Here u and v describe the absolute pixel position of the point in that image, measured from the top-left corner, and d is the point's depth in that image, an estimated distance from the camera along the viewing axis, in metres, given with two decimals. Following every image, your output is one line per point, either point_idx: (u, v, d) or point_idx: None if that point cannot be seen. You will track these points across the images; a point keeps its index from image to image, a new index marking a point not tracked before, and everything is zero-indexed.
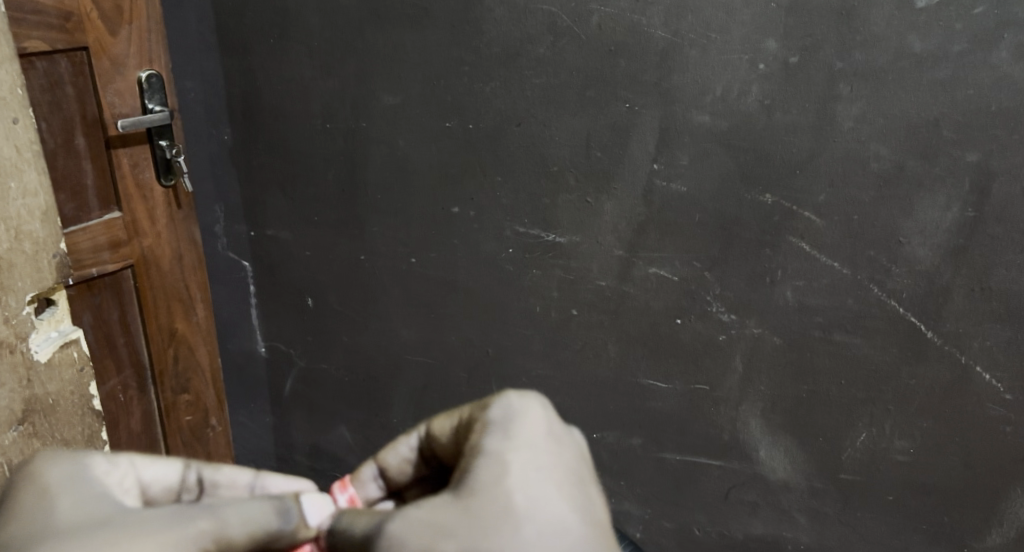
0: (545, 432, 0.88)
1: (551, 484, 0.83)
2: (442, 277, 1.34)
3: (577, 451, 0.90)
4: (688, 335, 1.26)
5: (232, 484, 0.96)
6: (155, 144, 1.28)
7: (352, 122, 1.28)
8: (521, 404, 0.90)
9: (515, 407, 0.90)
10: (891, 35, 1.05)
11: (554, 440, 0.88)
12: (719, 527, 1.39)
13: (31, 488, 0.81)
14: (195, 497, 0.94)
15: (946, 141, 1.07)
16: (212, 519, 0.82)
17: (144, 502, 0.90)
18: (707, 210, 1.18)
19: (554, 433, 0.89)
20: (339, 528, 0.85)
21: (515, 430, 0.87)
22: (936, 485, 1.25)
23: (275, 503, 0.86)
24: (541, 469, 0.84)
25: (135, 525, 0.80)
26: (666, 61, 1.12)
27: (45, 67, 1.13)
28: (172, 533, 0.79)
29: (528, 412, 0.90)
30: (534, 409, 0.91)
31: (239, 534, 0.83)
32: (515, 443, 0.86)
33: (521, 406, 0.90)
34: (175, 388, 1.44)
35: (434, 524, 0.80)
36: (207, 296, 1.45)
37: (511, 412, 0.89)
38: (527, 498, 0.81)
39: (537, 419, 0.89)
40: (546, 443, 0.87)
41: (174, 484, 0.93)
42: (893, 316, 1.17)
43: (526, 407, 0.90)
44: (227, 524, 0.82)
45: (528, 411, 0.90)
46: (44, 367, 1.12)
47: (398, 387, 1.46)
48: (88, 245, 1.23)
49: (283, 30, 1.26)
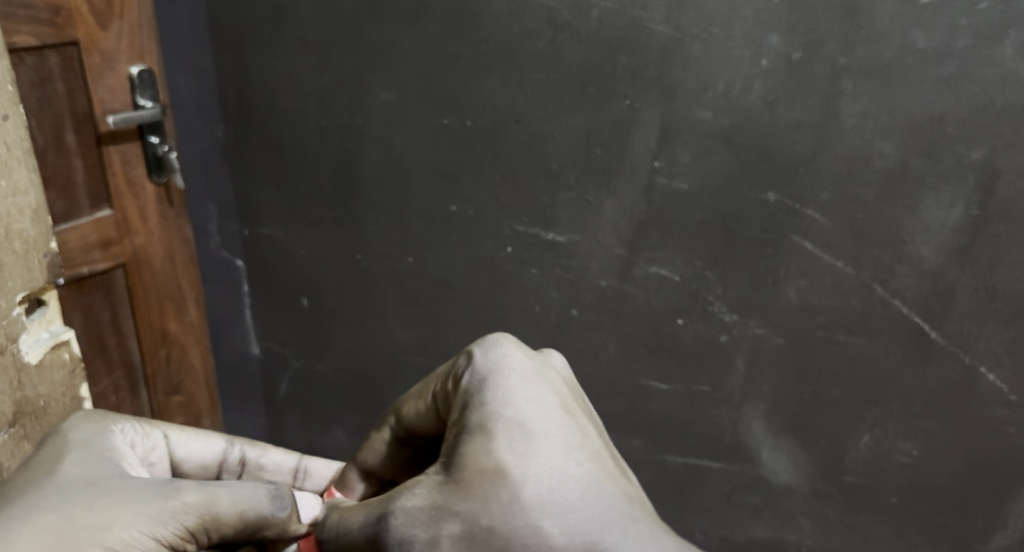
0: (524, 376, 0.85)
1: (541, 432, 0.81)
2: (439, 276, 1.32)
3: (561, 383, 0.88)
4: (689, 336, 1.24)
5: (276, 469, 1.03)
6: (147, 140, 1.26)
7: (348, 118, 1.26)
8: (496, 354, 0.87)
9: (492, 359, 0.86)
10: (895, 30, 1.03)
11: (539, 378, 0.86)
12: (720, 530, 1.38)
13: (49, 447, 0.85)
14: (235, 476, 1.00)
15: (951, 138, 1.05)
16: (201, 495, 0.82)
17: (179, 474, 0.97)
18: (709, 208, 1.16)
19: (534, 371, 0.87)
20: (345, 529, 0.85)
21: (494, 386, 0.84)
22: (939, 486, 1.24)
23: (270, 488, 0.87)
24: (529, 419, 0.82)
25: (127, 490, 0.81)
26: (667, 57, 1.10)
27: (34, 63, 1.12)
28: (157, 505, 0.80)
29: (505, 357, 0.86)
30: (510, 354, 0.87)
31: (230, 511, 0.83)
32: (494, 401, 0.83)
33: (496, 355, 0.87)
34: (167, 389, 1.42)
35: (432, 504, 0.80)
36: (199, 296, 1.43)
37: (487, 366, 0.86)
38: (519, 453, 0.80)
39: (515, 365, 0.86)
40: (528, 389, 0.84)
41: (213, 462, 0.99)
42: (897, 316, 1.15)
43: (503, 355, 0.87)
44: (216, 500, 0.83)
45: (503, 359, 0.86)
46: (35, 369, 1.09)
47: (394, 388, 1.44)
48: (77, 244, 1.22)
49: (277, 25, 1.24)
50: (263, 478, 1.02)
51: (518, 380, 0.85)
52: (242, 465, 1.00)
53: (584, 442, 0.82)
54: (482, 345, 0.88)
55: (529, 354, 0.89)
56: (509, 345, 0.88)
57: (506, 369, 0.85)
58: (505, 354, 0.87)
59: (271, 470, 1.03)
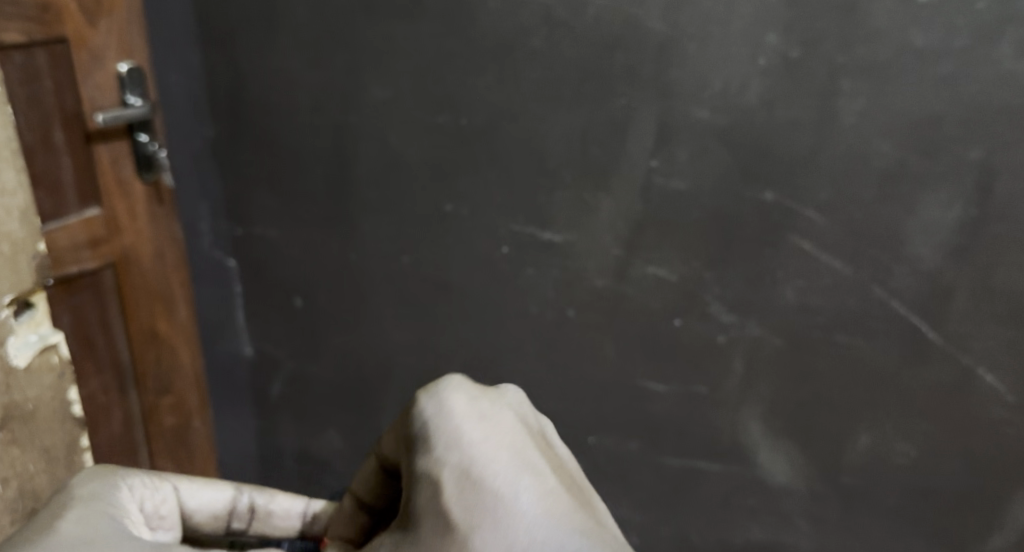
0: (470, 416, 0.86)
1: (487, 474, 0.81)
2: (434, 276, 1.31)
3: (513, 421, 0.88)
4: (686, 337, 1.23)
5: (285, 514, 0.99)
6: (136, 138, 1.25)
7: (342, 117, 1.25)
8: (439, 399, 0.87)
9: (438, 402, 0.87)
10: (893, 29, 1.02)
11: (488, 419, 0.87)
12: (718, 532, 1.36)
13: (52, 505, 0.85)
14: (245, 525, 0.97)
15: (949, 138, 1.05)
16: None
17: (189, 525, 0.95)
18: (706, 208, 1.15)
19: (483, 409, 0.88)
20: None
21: (441, 432, 0.85)
22: (937, 489, 1.22)
23: None
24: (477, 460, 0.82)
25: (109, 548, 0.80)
26: (663, 55, 1.10)
27: (22, 60, 1.09)
28: None
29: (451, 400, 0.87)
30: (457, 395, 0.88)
31: None
32: (440, 450, 0.84)
33: (440, 399, 0.87)
34: (157, 389, 1.40)
35: None
36: (189, 294, 1.42)
37: (432, 411, 0.87)
38: (464, 496, 0.80)
39: (461, 407, 0.87)
40: (475, 431, 0.85)
41: (221, 511, 0.96)
42: (895, 316, 1.14)
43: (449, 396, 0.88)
44: None
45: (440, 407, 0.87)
46: (23, 372, 1.09)
47: (388, 390, 1.43)
48: (67, 243, 1.20)
49: (271, 23, 1.23)
50: (272, 526, 0.99)
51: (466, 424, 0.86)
52: (250, 513, 0.97)
53: (530, 475, 0.82)
54: (425, 393, 0.89)
55: (479, 391, 0.90)
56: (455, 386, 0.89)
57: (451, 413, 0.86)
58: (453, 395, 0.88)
59: (287, 517, 0.99)
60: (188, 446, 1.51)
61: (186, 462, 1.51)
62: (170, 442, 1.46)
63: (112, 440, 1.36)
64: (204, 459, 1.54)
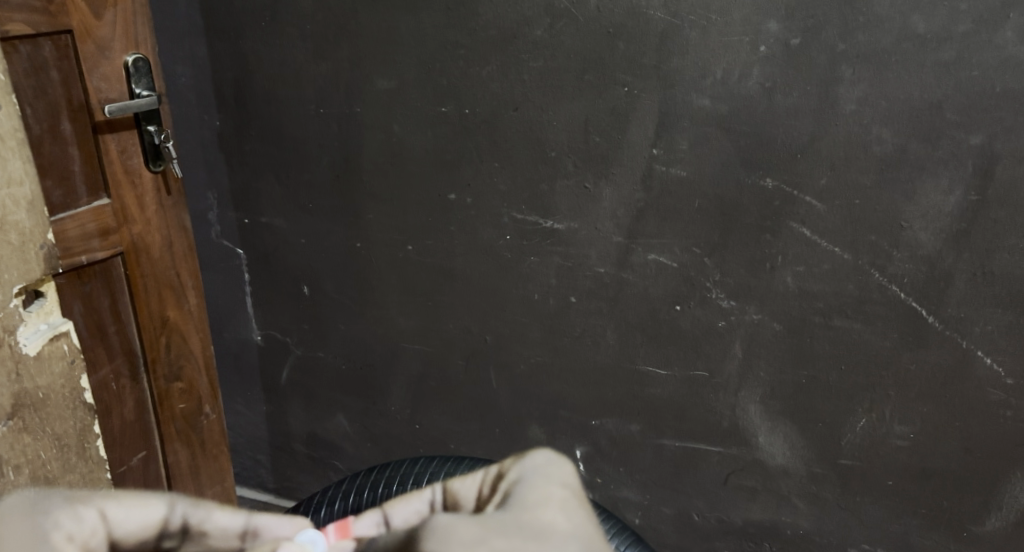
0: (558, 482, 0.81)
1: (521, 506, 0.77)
2: (440, 264, 1.33)
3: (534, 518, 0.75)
4: (687, 322, 1.25)
5: (222, 530, 0.84)
6: (143, 129, 1.18)
7: (346, 107, 1.27)
8: (548, 466, 0.84)
9: (527, 468, 0.84)
10: (894, 15, 1.03)
11: (552, 464, 0.84)
12: (718, 513, 1.38)
13: None
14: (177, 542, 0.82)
15: (949, 123, 1.05)
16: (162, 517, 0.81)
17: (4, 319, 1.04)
18: (707, 194, 1.17)
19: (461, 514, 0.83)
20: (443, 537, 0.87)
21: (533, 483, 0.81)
22: (934, 469, 1.24)
23: None
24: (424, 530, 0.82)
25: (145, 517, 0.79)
26: (665, 43, 1.11)
27: (28, 51, 1.05)
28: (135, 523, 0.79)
29: (560, 472, 0.83)
30: (563, 467, 0.85)
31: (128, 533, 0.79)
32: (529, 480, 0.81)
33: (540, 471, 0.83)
34: (168, 376, 1.32)
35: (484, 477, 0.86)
36: (198, 283, 1.33)
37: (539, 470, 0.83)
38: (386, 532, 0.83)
39: (555, 474, 0.82)
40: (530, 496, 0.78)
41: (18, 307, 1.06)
42: (894, 300, 1.16)
43: (547, 467, 0.83)
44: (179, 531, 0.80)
45: (559, 469, 0.84)
46: (34, 360, 1.08)
47: (395, 374, 1.45)
48: (76, 232, 1.13)
49: (274, 13, 1.24)
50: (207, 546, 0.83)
51: (568, 479, 0.82)
52: (183, 529, 0.82)
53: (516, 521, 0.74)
54: (553, 468, 0.84)
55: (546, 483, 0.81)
56: (561, 461, 0.85)
57: (558, 479, 0.82)
58: (546, 463, 0.84)
59: None
60: (199, 436, 1.40)
61: (198, 449, 1.40)
62: (181, 428, 1.36)
63: (122, 427, 1.27)
64: (216, 447, 1.43)
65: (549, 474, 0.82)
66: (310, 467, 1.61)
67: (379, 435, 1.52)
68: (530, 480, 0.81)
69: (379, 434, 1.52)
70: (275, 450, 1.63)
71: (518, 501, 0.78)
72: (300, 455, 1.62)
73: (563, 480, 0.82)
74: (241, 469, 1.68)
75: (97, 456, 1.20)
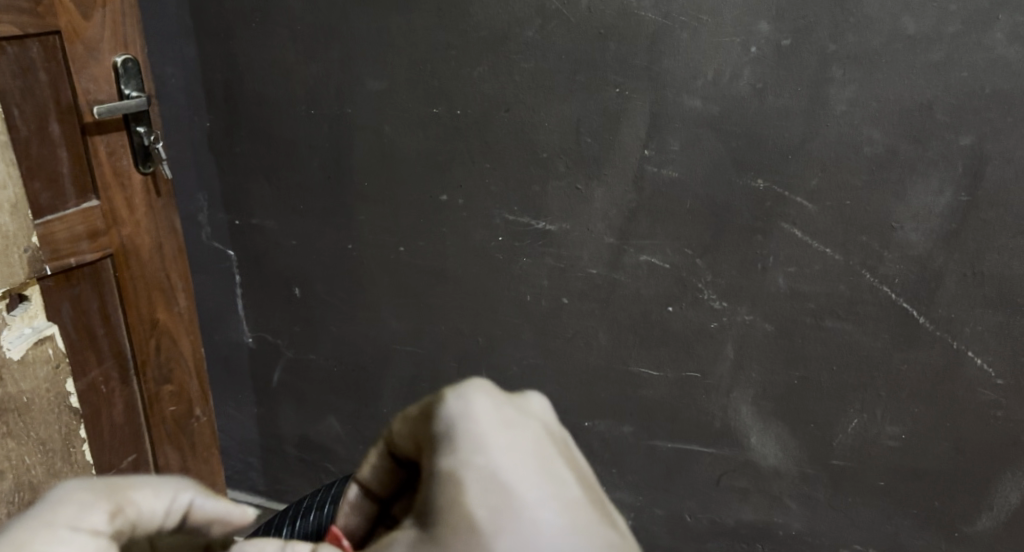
0: (482, 449, 0.74)
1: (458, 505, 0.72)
2: (431, 266, 1.33)
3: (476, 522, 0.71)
4: (678, 323, 1.25)
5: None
6: (133, 131, 1.18)
7: (337, 108, 1.26)
8: (465, 425, 0.76)
9: (444, 429, 0.76)
10: (884, 16, 1.03)
11: (466, 414, 0.76)
12: (710, 514, 1.38)
13: None
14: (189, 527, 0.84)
15: (939, 124, 1.06)
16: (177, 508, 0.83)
17: None
18: (699, 195, 1.17)
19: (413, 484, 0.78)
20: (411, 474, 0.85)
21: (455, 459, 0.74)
22: (925, 469, 1.24)
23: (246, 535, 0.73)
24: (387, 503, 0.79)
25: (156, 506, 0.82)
26: (656, 44, 1.11)
27: (15, 53, 1.04)
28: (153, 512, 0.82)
29: (477, 424, 0.76)
30: (480, 411, 0.77)
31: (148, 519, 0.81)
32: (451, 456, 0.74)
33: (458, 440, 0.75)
34: (157, 379, 1.31)
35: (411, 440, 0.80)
36: (189, 285, 1.32)
37: (458, 434, 0.75)
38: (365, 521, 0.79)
39: (471, 420, 0.75)
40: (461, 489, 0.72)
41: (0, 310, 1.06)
42: (885, 301, 1.16)
43: (463, 425, 0.76)
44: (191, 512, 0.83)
45: (473, 418, 0.76)
46: (17, 364, 1.09)
47: (387, 376, 1.45)
48: (65, 234, 1.12)
49: (265, 14, 1.24)
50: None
51: (495, 435, 0.75)
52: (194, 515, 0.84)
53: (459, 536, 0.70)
54: (467, 425, 0.76)
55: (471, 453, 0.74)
56: (476, 406, 0.77)
57: (478, 444, 0.74)
58: (461, 418, 0.76)
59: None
60: (189, 439, 1.39)
61: (188, 452, 1.39)
62: (171, 431, 1.35)
63: (111, 430, 1.26)
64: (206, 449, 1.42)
65: (465, 435, 0.75)
66: (301, 470, 1.60)
67: (371, 438, 1.52)
68: (455, 460, 0.74)
69: (371, 436, 1.51)
70: (267, 453, 1.62)
71: (459, 497, 0.72)
72: (291, 458, 1.61)
73: (485, 444, 0.74)
74: (232, 472, 1.67)
75: (83, 460, 1.21)
